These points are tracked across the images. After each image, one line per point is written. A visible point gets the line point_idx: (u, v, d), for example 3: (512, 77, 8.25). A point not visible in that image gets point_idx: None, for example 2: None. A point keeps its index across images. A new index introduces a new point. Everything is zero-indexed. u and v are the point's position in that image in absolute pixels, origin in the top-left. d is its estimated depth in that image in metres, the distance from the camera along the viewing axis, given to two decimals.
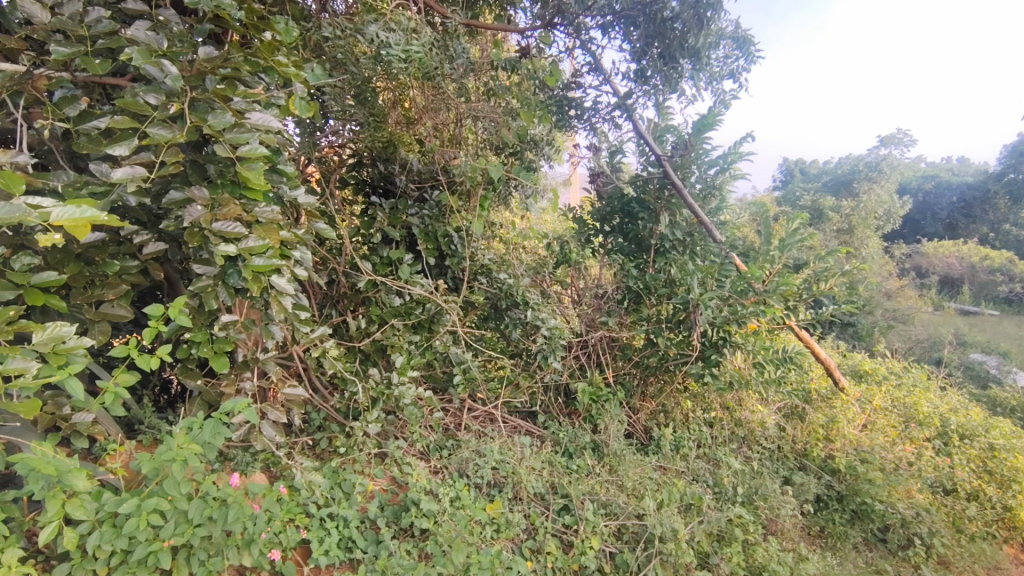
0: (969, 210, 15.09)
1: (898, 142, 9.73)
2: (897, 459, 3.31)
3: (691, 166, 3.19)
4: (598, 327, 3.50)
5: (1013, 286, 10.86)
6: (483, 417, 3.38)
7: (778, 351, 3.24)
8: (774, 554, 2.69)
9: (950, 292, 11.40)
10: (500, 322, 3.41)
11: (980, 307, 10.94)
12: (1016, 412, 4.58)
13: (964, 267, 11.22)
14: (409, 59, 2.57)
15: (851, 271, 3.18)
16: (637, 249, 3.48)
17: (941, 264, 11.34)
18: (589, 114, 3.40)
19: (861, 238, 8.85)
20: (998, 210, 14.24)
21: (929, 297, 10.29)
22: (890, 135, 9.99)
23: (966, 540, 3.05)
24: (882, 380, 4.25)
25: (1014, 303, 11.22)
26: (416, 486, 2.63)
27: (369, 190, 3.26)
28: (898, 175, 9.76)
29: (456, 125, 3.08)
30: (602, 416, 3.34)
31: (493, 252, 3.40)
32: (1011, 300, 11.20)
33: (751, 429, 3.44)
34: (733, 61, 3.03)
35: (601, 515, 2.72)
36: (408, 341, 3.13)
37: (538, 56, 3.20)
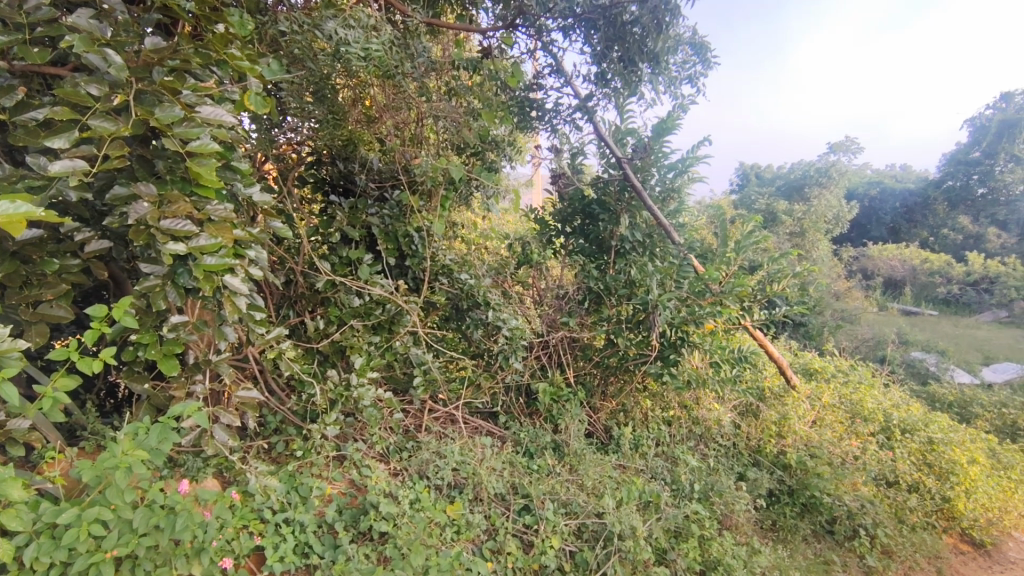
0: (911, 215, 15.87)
1: (847, 150, 10.14)
2: (843, 454, 3.44)
3: (651, 169, 3.27)
4: (559, 327, 3.49)
5: (951, 287, 11.42)
6: (444, 418, 3.35)
7: (733, 351, 3.34)
8: (728, 548, 2.77)
9: (894, 293, 11.95)
10: (462, 323, 3.40)
11: (921, 308, 11.49)
12: (953, 407, 4.82)
13: (906, 270, 11.80)
14: (369, 57, 2.54)
15: (802, 272, 3.29)
16: (598, 250, 3.55)
17: (885, 267, 11.89)
18: (550, 116, 3.42)
19: (812, 241, 9.20)
20: (938, 215, 15.01)
21: (875, 298, 10.77)
22: (840, 143, 10.42)
23: (908, 530, 3.18)
24: (830, 378, 4.42)
25: (952, 304, 11.72)
26: (375, 489, 2.58)
27: (328, 189, 3.21)
28: (847, 182, 10.17)
29: (417, 125, 3.07)
30: (563, 416, 3.34)
31: (455, 252, 3.39)
32: (950, 300, 11.70)
33: (708, 427, 3.52)
34: (690, 66, 3.09)
35: (561, 515, 2.74)
36: (368, 342, 3.09)
37: (500, 57, 3.17)
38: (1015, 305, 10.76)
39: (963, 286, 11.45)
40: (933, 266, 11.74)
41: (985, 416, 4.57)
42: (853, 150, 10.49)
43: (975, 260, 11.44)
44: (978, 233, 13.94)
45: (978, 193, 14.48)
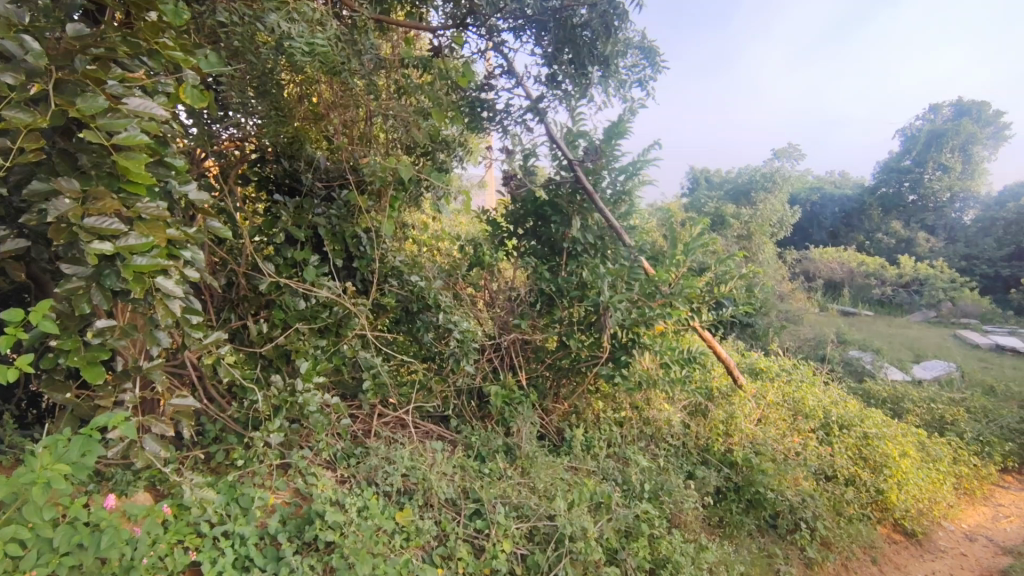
0: (849, 220, 16.67)
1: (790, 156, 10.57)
2: (786, 450, 3.56)
3: (602, 172, 3.33)
4: (511, 329, 3.46)
5: (885, 288, 12.06)
6: (394, 422, 3.28)
7: (683, 351, 3.39)
8: (677, 546, 2.82)
9: (833, 294, 12.46)
10: (412, 326, 3.33)
11: (858, 308, 12.05)
12: (887, 403, 5.04)
13: (844, 271, 12.36)
14: (313, 52, 2.44)
15: (748, 274, 3.38)
16: (549, 252, 3.55)
17: (826, 269, 12.37)
18: (501, 117, 3.39)
19: (758, 244, 9.46)
20: (872, 220, 15.81)
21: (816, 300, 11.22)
22: (784, 150, 10.83)
23: (845, 522, 3.31)
24: (775, 377, 4.56)
25: (885, 304, 12.27)
26: (321, 497, 2.49)
27: (272, 188, 3.08)
28: (790, 187, 10.56)
29: (366, 123, 3.00)
30: (515, 419, 3.32)
31: (405, 254, 3.35)
32: (883, 300, 12.25)
33: (658, 427, 3.56)
34: (640, 69, 3.12)
35: (513, 518, 2.72)
36: (314, 346, 2.98)
37: (450, 56, 3.15)
38: (943, 305, 11.43)
39: (896, 288, 12.12)
40: (870, 268, 12.37)
41: (915, 411, 4.81)
42: (796, 157, 10.91)
43: (908, 262, 12.10)
44: (909, 237, 14.77)
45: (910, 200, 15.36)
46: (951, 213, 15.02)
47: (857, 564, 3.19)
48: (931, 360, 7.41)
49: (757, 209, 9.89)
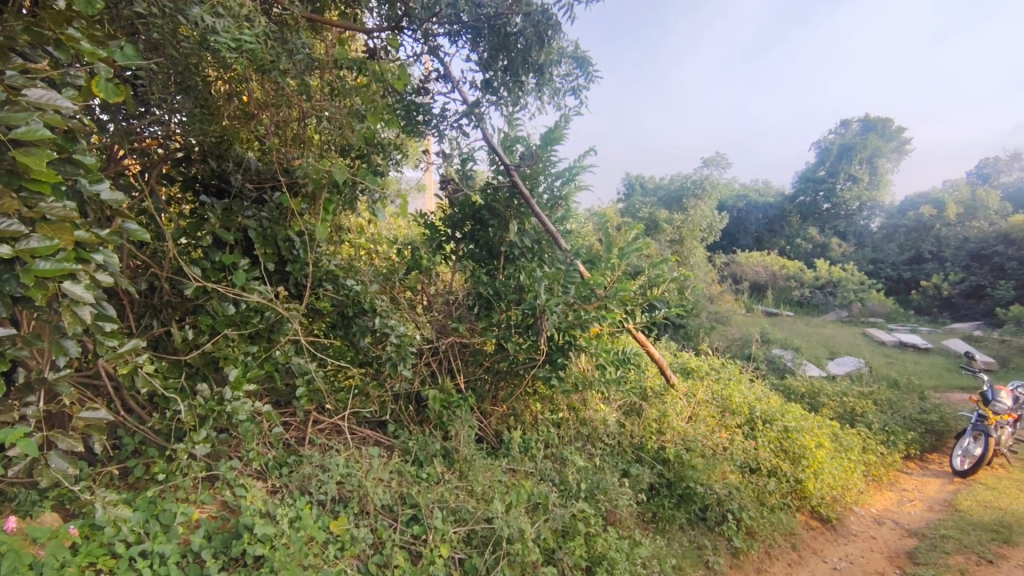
0: (771, 225, 17.40)
1: (719, 164, 11.11)
2: (714, 446, 3.73)
3: (538, 177, 3.38)
4: (449, 333, 3.45)
5: (803, 290, 12.81)
6: (329, 429, 3.21)
7: (617, 353, 3.49)
8: (612, 543, 2.90)
9: (758, 296, 13.06)
10: (348, 330, 3.25)
11: (781, 309, 12.71)
12: (806, 398, 5.36)
13: (768, 275, 13.02)
14: (240, 49, 2.36)
15: (679, 278, 3.50)
16: (488, 256, 3.55)
17: (751, 272, 12.99)
18: (437, 121, 3.41)
19: (690, 247, 9.79)
20: (791, 225, 16.63)
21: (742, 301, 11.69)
22: (714, 159, 11.36)
23: (767, 511, 3.50)
24: (705, 376, 4.76)
25: (804, 304, 13.00)
26: (250, 510, 2.40)
27: (199, 187, 2.97)
28: (718, 194, 11.06)
29: (299, 124, 2.92)
30: (453, 423, 3.31)
31: (339, 258, 3.29)
32: (803, 301, 12.99)
33: (594, 427, 3.64)
34: (573, 78, 3.21)
35: (450, 522, 2.73)
36: (244, 353, 2.86)
37: (385, 59, 3.13)
38: (854, 305, 12.32)
39: (814, 289, 12.93)
40: (791, 272, 13.11)
41: (830, 405, 5.13)
42: (723, 166, 11.46)
43: (823, 266, 13.03)
44: (825, 243, 15.79)
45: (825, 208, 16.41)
46: (860, 220, 16.26)
47: (778, 551, 3.38)
48: (844, 356, 7.97)
49: (688, 214, 10.28)
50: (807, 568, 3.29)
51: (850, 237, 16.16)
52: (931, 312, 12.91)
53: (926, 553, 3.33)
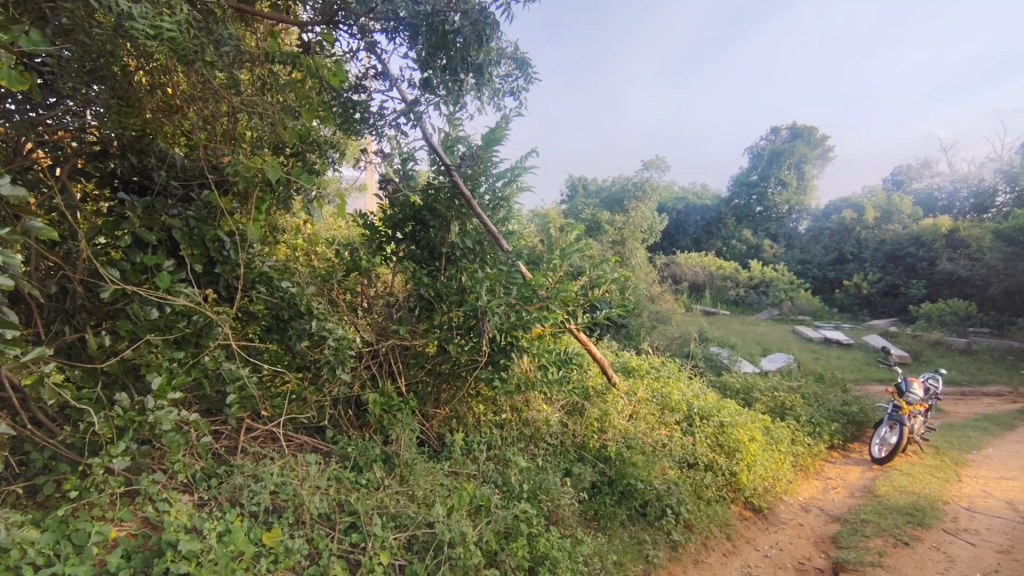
0: (708, 228, 17.99)
1: (659, 167, 11.46)
2: (654, 442, 3.82)
3: (480, 177, 3.38)
4: (389, 335, 3.38)
5: (739, 290, 13.34)
6: (263, 437, 3.09)
7: (560, 354, 3.52)
8: (554, 543, 2.92)
9: (696, 296, 13.48)
10: (284, 334, 3.12)
11: (718, 308, 13.13)
12: (740, 393, 5.55)
13: (706, 275, 13.49)
14: (159, 36, 2.22)
15: (620, 278, 3.55)
16: (429, 257, 3.51)
17: (690, 272, 13.39)
18: (376, 120, 3.32)
19: (631, 249, 9.95)
20: (727, 227, 17.23)
21: (680, 300, 12.01)
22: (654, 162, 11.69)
23: (704, 504, 3.62)
24: (645, 374, 4.86)
25: (740, 304, 13.51)
26: (174, 525, 2.27)
27: (118, 184, 2.76)
28: (659, 196, 11.47)
29: (229, 120, 2.81)
30: (393, 427, 3.24)
31: (273, 259, 3.14)
32: (738, 300, 13.50)
33: (537, 428, 3.66)
34: (513, 79, 3.22)
35: (390, 528, 2.67)
36: (168, 359, 2.70)
37: (320, 54, 3.03)
38: (784, 304, 12.98)
39: (748, 289, 13.47)
40: (727, 272, 13.62)
41: (763, 399, 5.33)
42: (663, 168, 11.79)
43: (757, 266, 13.62)
44: (759, 244, 16.49)
45: (757, 210, 17.14)
46: (790, 222, 17.08)
47: (714, 542, 3.49)
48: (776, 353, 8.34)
49: (629, 216, 10.46)
50: (740, 557, 3.42)
51: (780, 239, 16.88)
52: (852, 309, 13.66)
53: (849, 537, 3.50)
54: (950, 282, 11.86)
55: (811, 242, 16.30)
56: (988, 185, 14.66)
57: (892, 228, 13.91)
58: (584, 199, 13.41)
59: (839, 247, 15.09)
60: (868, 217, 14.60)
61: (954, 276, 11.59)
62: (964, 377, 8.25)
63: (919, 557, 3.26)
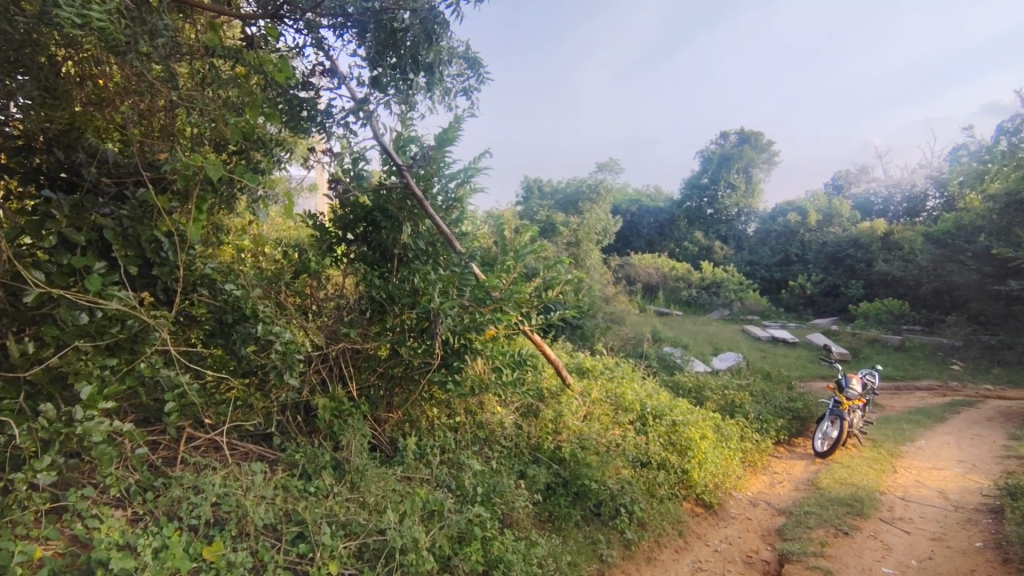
0: (662, 230, 18.36)
1: (613, 169, 11.62)
2: (607, 443, 3.86)
3: (433, 178, 3.38)
4: (340, 338, 3.28)
5: (691, 290, 13.64)
6: (205, 446, 2.96)
7: (514, 355, 3.51)
8: (508, 546, 2.91)
9: (650, 296, 13.72)
10: (229, 338, 2.99)
11: (672, 309, 13.38)
12: (691, 392, 5.67)
13: (659, 276, 13.77)
14: (87, 25, 2.12)
15: (573, 279, 3.57)
16: (381, 259, 3.47)
17: (644, 273, 13.64)
18: (323, 117, 3.23)
19: (585, 250, 10.02)
20: (680, 229, 17.63)
21: (634, 301, 12.19)
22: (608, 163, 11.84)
23: (657, 502, 3.67)
24: (599, 375, 4.90)
25: (692, 304, 13.80)
26: (105, 542, 2.14)
27: (44, 181, 2.60)
28: (613, 198, 11.65)
29: (167, 115, 2.68)
30: (344, 432, 3.16)
31: (216, 260, 3.02)
32: (691, 301, 13.76)
33: (491, 430, 3.63)
34: (465, 79, 3.20)
35: (340, 537, 2.59)
36: (100, 366, 2.50)
37: (264, 48, 2.93)
38: (735, 304, 13.35)
39: (700, 289, 13.79)
40: (680, 273, 13.86)
41: (713, 398, 5.45)
42: (617, 169, 11.95)
43: (708, 267, 13.97)
44: (709, 245, 16.87)
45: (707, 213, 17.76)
46: (740, 224, 17.64)
47: (666, 539, 3.54)
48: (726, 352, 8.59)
49: (584, 216, 10.57)
50: (692, 553, 3.48)
51: (730, 241, 17.39)
52: (797, 309, 14.18)
53: (793, 529, 3.61)
54: (886, 282, 12.54)
55: (761, 245, 16.66)
56: (919, 191, 15.62)
57: (834, 232, 14.61)
58: (540, 199, 13.48)
59: (785, 249, 15.64)
60: (811, 219, 15.24)
61: (889, 277, 12.26)
62: (899, 373, 8.68)
63: (858, 546, 3.40)
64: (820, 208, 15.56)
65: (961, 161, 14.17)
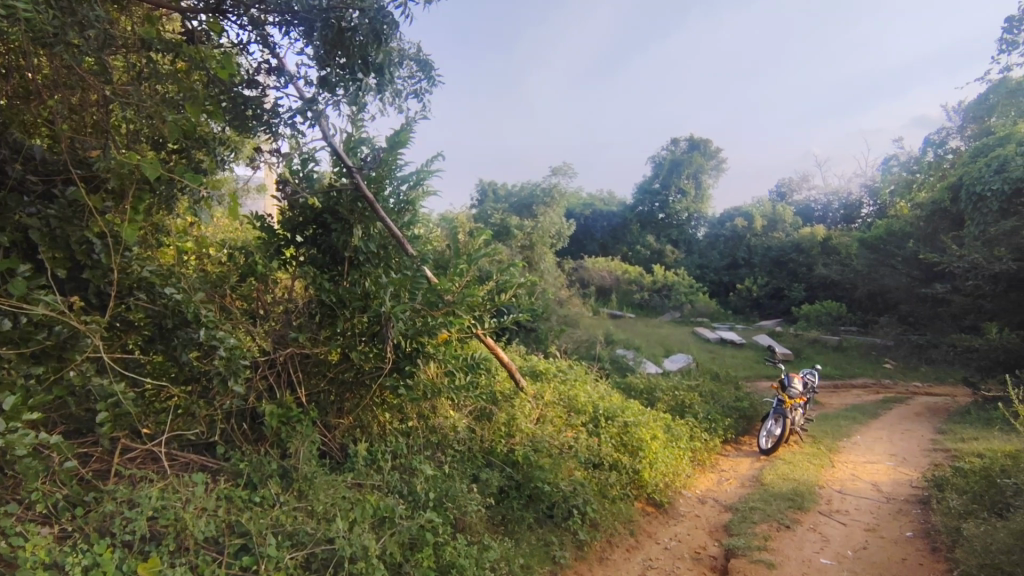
0: (615, 234, 18.82)
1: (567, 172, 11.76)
2: (560, 445, 3.90)
3: (384, 181, 3.34)
4: (288, 343, 3.17)
5: (643, 293, 13.91)
6: (143, 457, 2.81)
7: (467, 359, 3.51)
8: (461, 550, 2.89)
9: (603, 299, 13.98)
10: (169, 344, 2.86)
11: (625, 312, 13.59)
12: (641, 394, 5.79)
13: (612, 279, 14.11)
14: (11, 13, 2.00)
15: (526, 282, 3.59)
16: (331, 262, 3.43)
17: (597, 277, 13.94)
18: (270, 116, 3.13)
19: (539, 253, 10.08)
20: (631, 233, 18.22)
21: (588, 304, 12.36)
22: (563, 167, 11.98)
23: (609, 502, 3.73)
24: (553, 378, 4.95)
25: (644, 307, 14.03)
26: (29, 562, 2.00)
27: None
28: (566, 202, 11.78)
29: (101, 110, 2.56)
30: (292, 440, 3.05)
31: (155, 263, 2.88)
32: (643, 304, 14.00)
33: (444, 434, 3.61)
34: (416, 81, 3.17)
35: (286, 548, 2.51)
36: (24, 375, 2.34)
37: (207, 43, 2.84)
38: (685, 307, 13.69)
39: (652, 292, 14.08)
40: (631, 275, 14.29)
41: (664, 399, 5.57)
42: (570, 173, 12.09)
43: (660, 271, 14.31)
44: (660, 249, 17.26)
45: (659, 216, 18.24)
46: (690, 229, 18.16)
47: (618, 538, 3.60)
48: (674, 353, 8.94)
49: (538, 220, 10.63)
50: (643, 552, 3.55)
51: (681, 246, 17.87)
52: (745, 311, 14.67)
53: (739, 524, 3.73)
54: (827, 285, 13.15)
55: (710, 250, 17.04)
56: (855, 199, 16.55)
57: (778, 235, 15.11)
58: (495, 203, 13.51)
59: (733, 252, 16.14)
60: (757, 224, 15.80)
61: (829, 280, 12.86)
62: (837, 372, 9.11)
63: (798, 539, 3.54)
64: (765, 213, 16.17)
65: (893, 172, 15.06)
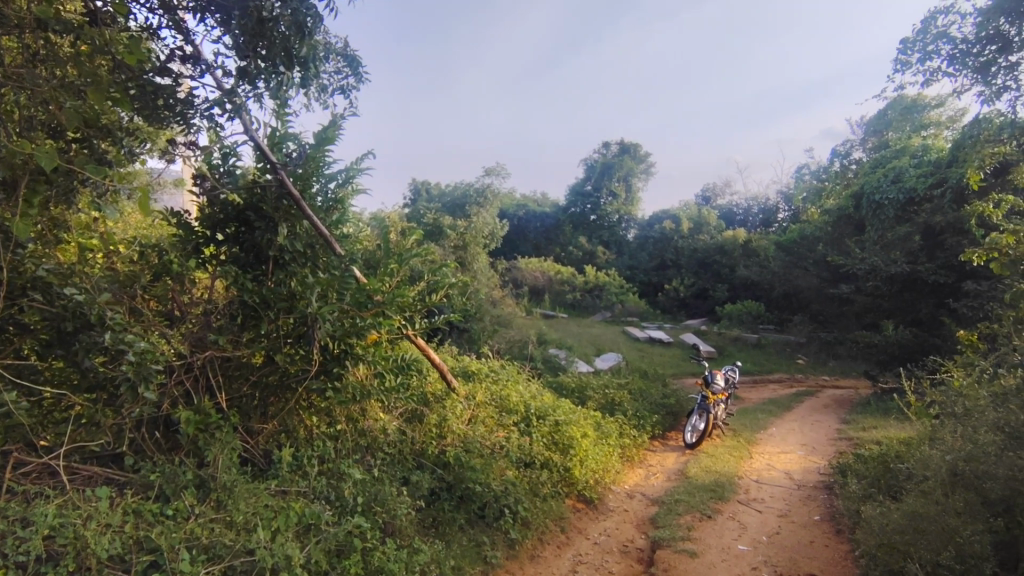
0: (550, 235, 19.15)
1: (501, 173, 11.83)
2: (491, 445, 3.93)
3: (312, 178, 3.24)
4: (206, 346, 3.00)
5: (575, 294, 14.18)
6: (38, 472, 2.55)
7: (397, 360, 3.46)
8: (390, 555, 2.83)
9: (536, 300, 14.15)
10: (70, 349, 2.65)
11: (558, 312, 13.78)
12: (571, 392, 5.90)
13: (546, 280, 14.36)
14: None
15: (456, 282, 3.58)
16: (254, 260, 3.27)
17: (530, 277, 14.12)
18: (184, 107, 2.95)
19: (472, 254, 10.06)
20: (565, 234, 18.65)
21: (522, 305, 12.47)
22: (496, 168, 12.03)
23: (540, 500, 3.78)
24: (484, 378, 4.97)
25: (576, 308, 14.25)
26: None
27: None
28: (501, 203, 11.84)
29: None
30: (210, 447, 2.89)
31: (53, 262, 2.66)
32: (576, 304, 14.23)
33: (373, 437, 3.55)
34: (343, 76, 3.09)
35: (201, 562, 2.36)
36: None
37: (114, 26, 2.66)
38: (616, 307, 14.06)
39: (584, 293, 14.37)
40: (565, 276, 14.55)
41: (595, 397, 5.70)
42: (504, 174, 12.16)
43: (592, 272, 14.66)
44: (592, 251, 17.60)
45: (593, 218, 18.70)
46: (622, 230, 18.69)
47: (549, 536, 3.66)
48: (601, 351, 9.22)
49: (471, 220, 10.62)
50: (573, 548, 3.61)
51: (613, 246, 18.30)
52: (674, 310, 15.25)
53: (665, 517, 3.86)
54: (749, 286, 13.90)
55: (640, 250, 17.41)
56: (774, 203, 17.68)
57: (705, 238, 15.81)
58: (430, 202, 13.39)
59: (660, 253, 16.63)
60: (685, 227, 16.46)
61: (751, 281, 13.59)
62: (756, 368, 9.64)
63: (719, 528, 3.71)
64: (693, 217, 16.88)
65: (806, 180, 16.16)
